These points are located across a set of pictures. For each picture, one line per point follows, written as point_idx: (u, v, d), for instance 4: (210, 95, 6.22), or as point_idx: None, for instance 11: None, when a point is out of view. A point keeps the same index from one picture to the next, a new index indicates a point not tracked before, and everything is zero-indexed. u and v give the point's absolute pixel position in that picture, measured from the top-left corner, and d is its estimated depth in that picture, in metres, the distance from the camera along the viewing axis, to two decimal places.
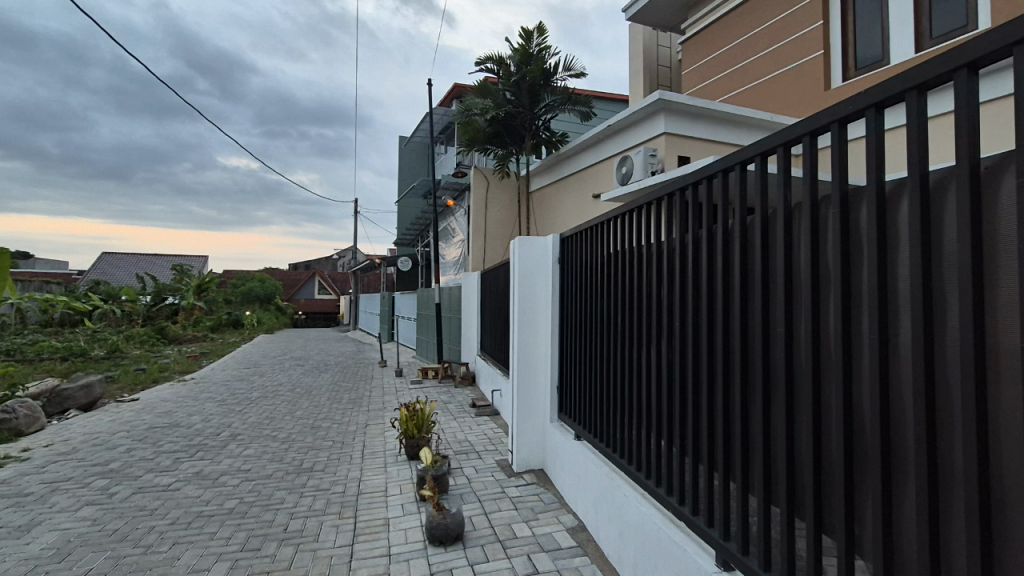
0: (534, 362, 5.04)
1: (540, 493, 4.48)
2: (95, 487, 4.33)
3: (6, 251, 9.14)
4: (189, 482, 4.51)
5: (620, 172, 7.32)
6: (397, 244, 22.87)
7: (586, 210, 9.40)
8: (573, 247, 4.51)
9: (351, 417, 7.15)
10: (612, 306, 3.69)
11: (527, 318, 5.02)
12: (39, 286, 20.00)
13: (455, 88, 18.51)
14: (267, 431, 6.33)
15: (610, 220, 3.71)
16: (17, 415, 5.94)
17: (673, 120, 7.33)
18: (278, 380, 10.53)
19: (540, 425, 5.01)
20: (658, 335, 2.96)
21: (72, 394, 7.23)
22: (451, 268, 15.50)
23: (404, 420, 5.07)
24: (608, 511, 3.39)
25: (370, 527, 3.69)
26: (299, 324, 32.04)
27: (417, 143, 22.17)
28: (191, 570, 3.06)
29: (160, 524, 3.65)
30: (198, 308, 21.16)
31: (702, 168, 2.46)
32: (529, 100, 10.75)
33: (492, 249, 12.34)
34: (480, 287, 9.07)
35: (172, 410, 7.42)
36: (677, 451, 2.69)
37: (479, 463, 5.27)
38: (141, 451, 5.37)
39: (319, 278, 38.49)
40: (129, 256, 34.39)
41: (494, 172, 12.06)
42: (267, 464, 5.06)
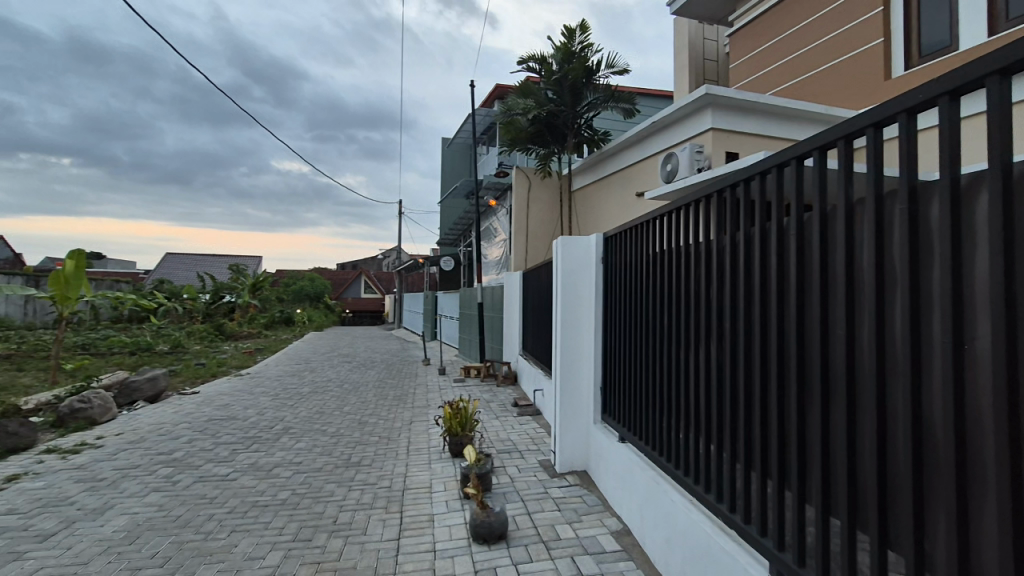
0: (578, 363, 5.00)
1: (584, 494, 4.44)
2: (160, 475, 4.58)
3: (83, 250, 9.93)
4: (245, 473, 4.72)
5: (664, 170, 7.19)
6: (441, 244, 23.28)
7: (630, 209, 9.27)
8: (618, 247, 4.43)
9: (397, 413, 7.31)
10: (657, 308, 3.60)
11: (571, 318, 4.99)
12: (110, 284, 21.40)
13: (498, 89, 18.63)
14: (317, 425, 6.56)
15: (656, 218, 3.63)
16: (93, 404, 6.36)
17: (720, 115, 7.11)
18: (327, 376, 10.88)
19: (584, 426, 4.96)
20: (706, 338, 2.87)
21: (139, 386, 7.67)
22: (494, 268, 15.60)
23: (447, 418, 5.15)
24: (654, 516, 3.32)
25: (415, 523, 3.74)
26: (347, 322, 33.15)
27: (461, 144, 22.46)
28: (247, 557, 3.20)
29: (219, 512, 3.83)
30: (253, 306, 22.12)
31: (753, 163, 2.36)
32: (572, 99, 10.67)
33: (534, 249, 12.32)
34: (522, 287, 9.07)
35: (230, 403, 7.77)
36: (728, 456, 2.60)
37: (521, 463, 5.26)
38: (202, 442, 5.66)
39: (366, 278, 39.58)
40: (191, 256, 36.42)
41: (536, 172, 12.05)
42: (317, 457, 5.24)
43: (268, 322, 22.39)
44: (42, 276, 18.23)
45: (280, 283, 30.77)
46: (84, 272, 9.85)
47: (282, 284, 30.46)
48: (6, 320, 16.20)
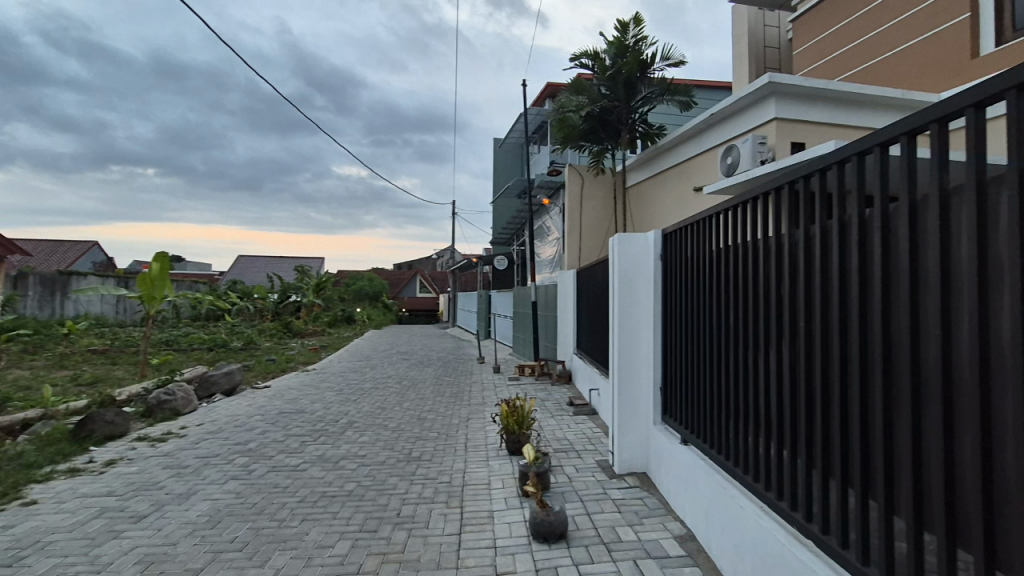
0: (635, 363, 4.89)
1: (644, 497, 4.33)
2: (236, 464, 4.86)
3: (166, 253, 10.71)
4: (314, 464, 4.93)
5: (724, 163, 6.92)
6: (494, 243, 23.52)
7: (688, 204, 8.99)
8: (679, 244, 4.27)
9: (454, 410, 7.44)
10: (722, 308, 3.45)
11: (629, 318, 4.88)
12: (190, 286, 22.97)
13: (550, 87, 18.60)
14: (379, 419, 6.78)
15: (719, 213, 3.48)
16: (176, 396, 6.84)
17: (785, 103, 6.75)
18: (387, 373, 11.22)
19: (643, 427, 4.84)
20: (778, 339, 2.71)
21: (217, 380, 8.19)
22: (547, 267, 15.57)
23: (504, 415, 5.18)
24: (721, 522, 3.19)
25: (476, 519, 3.79)
26: (404, 320, 34.20)
27: (512, 144, 22.57)
28: (318, 545, 3.33)
29: (291, 501, 4.03)
30: (317, 306, 23.03)
31: (830, 152, 2.19)
32: (626, 93, 10.46)
33: (588, 248, 12.18)
34: (576, 286, 8.99)
35: (298, 397, 8.15)
36: (803, 462, 2.45)
37: (579, 463, 5.21)
38: (274, 433, 5.96)
39: (421, 278, 40.56)
40: (260, 258, 38.61)
41: (589, 169, 11.92)
42: (380, 451, 5.41)
43: (331, 320, 23.31)
44: (131, 277, 19.80)
45: (341, 283, 32.05)
46: (168, 273, 10.62)
47: (342, 284, 31.73)
48: (102, 318, 17.70)
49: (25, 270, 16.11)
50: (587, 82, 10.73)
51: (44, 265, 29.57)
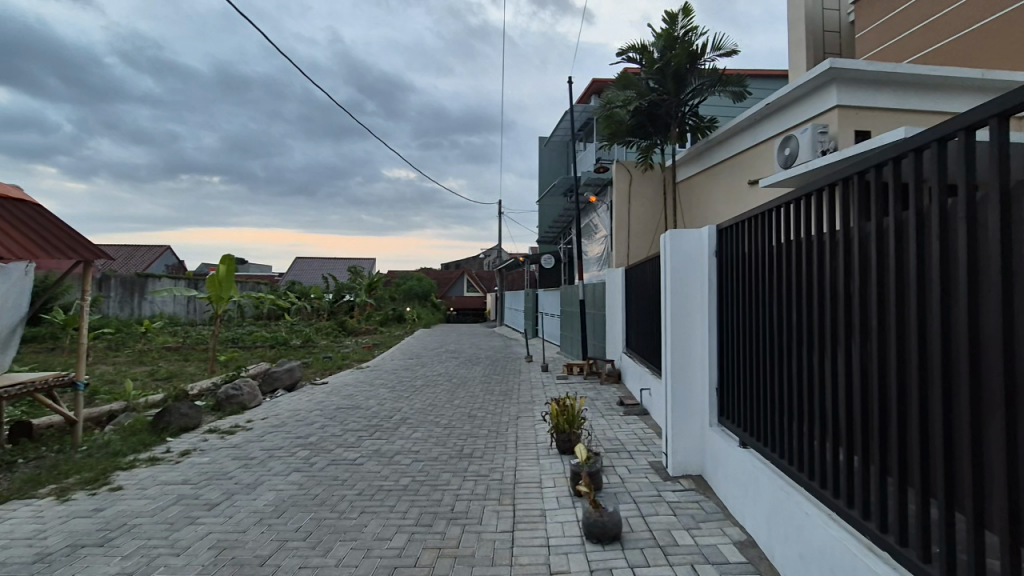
0: (689, 363, 4.74)
1: (700, 500, 4.21)
2: (298, 457, 5.07)
3: (232, 256, 11.31)
4: (370, 458, 5.08)
5: (781, 154, 6.61)
6: (541, 242, 23.51)
7: (743, 198, 8.67)
8: (736, 240, 4.10)
9: (504, 408, 7.49)
10: (784, 306, 3.29)
11: (682, 317, 4.74)
12: (252, 287, 24.13)
13: (595, 83, 18.38)
14: (431, 416, 6.91)
15: (780, 206, 3.31)
16: (243, 391, 7.21)
17: (849, 89, 6.38)
18: (437, 371, 11.42)
19: (698, 429, 4.69)
20: (846, 338, 2.55)
21: (279, 375, 8.59)
22: (594, 265, 15.41)
23: (554, 414, 5.16)
24: (785, 529, 3.05)
25: (528, 517, 3.79)
26: (452, 319, 34.78)
27: (558, 142, 22.46)
28: (377, 537, 3.43)
29: (349, 493, 4.17)
30: (369, 305, 23.64)
31: (905, 139, 2.04)
32: (675, 86, 10.20)
33: (636, 245, 11.98)
34: (625, 284, 8.83)
35: (353, 394, 8.42)
36: (877, 469, 2.29)
37: (631, 463, 5.13)
38: (332, 428, 6.19)
39: (469, 278, 41.04)
40: (315, 260, 40.21)
41: (637, 164, 11.67)
42: (433, 447, 5.51)
43: (383, 319, 23.93)
44: (200, 279, 20.98)
45: (391, 283, 32.86)
46: (234, 275, 11.21)
47: (393, 284, 32.53)
48: (174, 317, 18.86)
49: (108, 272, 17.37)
50: (634, 76, 10.47)
51: (124, 268, 31.84)
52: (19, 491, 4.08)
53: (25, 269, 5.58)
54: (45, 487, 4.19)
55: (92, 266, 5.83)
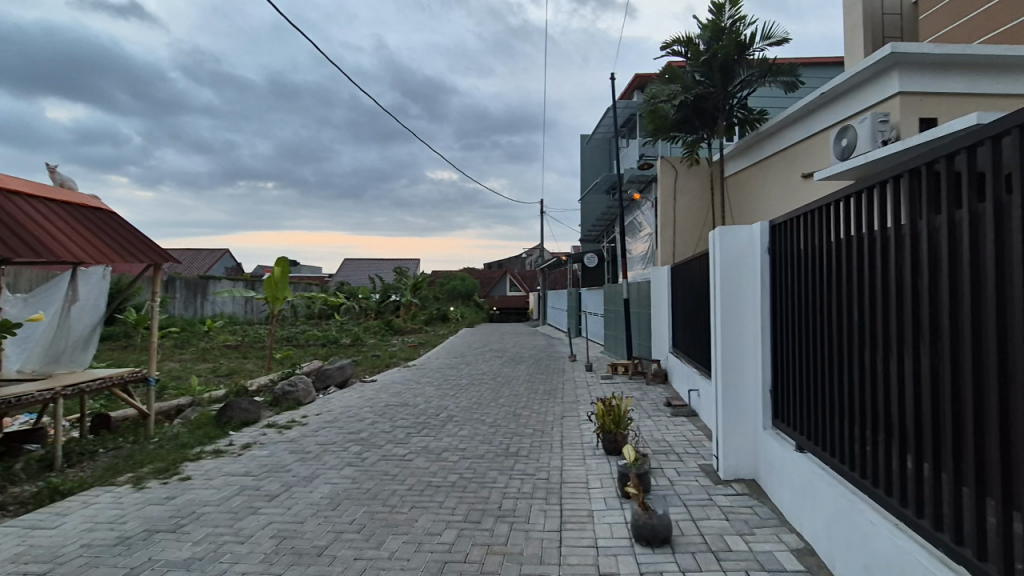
0: (741, 363, 4.59)
1: (754, 505, 4.07)
2: (351, 452, 5.24)
3: (286, 258, 11.78)
4: (419, 454, 5.19)
5: (838, 145, 6.30)
6: (583, 240, 23.33)
7: (796, 193, 8.33)
8: (790, 236, 3.95)
9: (549, 407, 7.49)
10: (843, 305, 3.13)
11: (733, 316, 4.59)
12: (304, 287, 25.06)
13: (638, 79, 18.07)
14: (477, 414, 6.98)
15: (839, 201, 3.16)
16: (298, 388, 7.50)
17: (912, 75, 6.02)
18: (481, 370, 11.53)
19: (751, 432, 4.54)
20: (914, 339, 2.40)
21: (331, 372, 8.90)
22: (638, 263, 15.16)
23: (600, 414, 5.13)
24: (848, 538, 2.91)
25: (576, 517, 3.78)
26: (495, 319, 35.03)
27: (600, 139, 22.24)
28: (427, 532, 3.50)
29: (400, 488, 4.27)
30: (415, 304, 24.10)
31: (982, 125, 1.90)
32: (722, 78, 9.90)
33: (682, 243, 11.70)
34: (671, 282, 8.65)
35: (402, 391, 8.61)
36: (949, 478, 2.14)
37: (681, 466, 5.03)
38: (382, 424, 6.36)
39: (511, 277, 41.17)
40: (363, 261, 41.38)
41: (683, 159, 11.40)
42: (479, 445, 5.57)
43: (428, 318, 24.37)
44: (256, 280, 21.99)
45: (435, 283, 33.39)
46: (288, 276, 11.66)
47: (437, 284, 33.05)
48: (233, 317, 19.85)
49: (174, 274, 18.44)
50: (680, 70, 10.24)
51: (187, 271, 33.74)
52: (100, 478, 4.40)
53: (104, 274, 6.00)
54: (123, 475, 4.50)
55: (160, 269, 6.17)
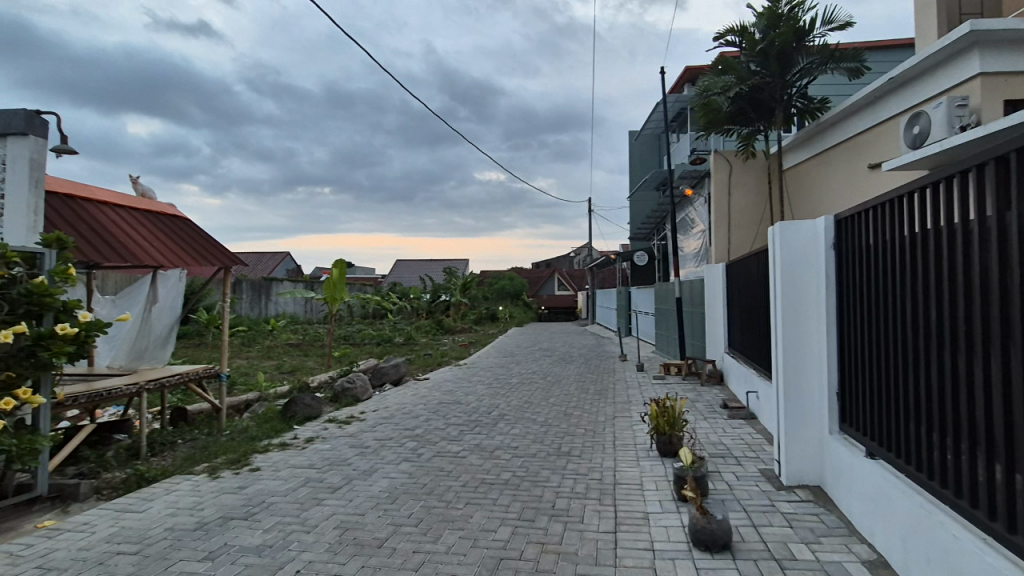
0: (804, 365, 4.39)
1: (820, 513, 3.89)
2: (407, 447, 5.39)
3: (343, 260, 12.21)
4: (472, 452, 5.27)
5: (909, 133, 5.90)
6: (633, 238, 22.95)
7: (863, 185, 7.88)
8: (857, 230, 3.75)
9: (600, 407, 7.42)
10: (918, 302, 2.94)
11: (796, 316, 4.39)
12: (360, 287, 25.98)
13: (688, 71, 17.60)
14: (528, 413, 7.01)
15: (913, 192, 2.96)
16: (356, 384, 7.78)
17: (994, 55, 5.56)
18: (531, 369, 11.55)
19: (815, 437, 4.33)
20: (1003, 339, 2.21)
21: (387, 370, 9.18)
22: (691, 261, 14.76)
23: (654, 416, 5.03)
24: (927, 551, 2.73)
25: (630, 519, 3.73)
26: (544, 318, 35.01)
27: (649, 135, 21.82)
28: (482, 528, 3.55)
29: (455, 484, 4.36)
30: (464, 304, 24.43)
31: None
32: (780, 67, 9.47)
33: (738, 239, 11.29)
34: (727, 280, 8.37)
35: (454, 389, 8.77)
36: None
37: (739, 470, 4.87)
38: (436, 421, 6.50)
39: (559, 277, 41.03)
40: (414, 262, 42.39)
41: (738, 152, 11.00)
42: (531, 443, 5.60)
43: (477, 317, 24.66)
44: (316, 281, 22.98)
45: (485, 283, 33.77)
46: (345, 277, 12.09)
47: (486, 284, 33.41)
48: (294, 317, 20.82)
49: (240, 277, 19.51)
50: (734, 60, 9.86)
51: (252, 273, 35.62)
52: (180, 467, 4.72)
53: (180, 276, 6.42)
54: (200, 465, 4.82)
55: (229, 271, 6.50)
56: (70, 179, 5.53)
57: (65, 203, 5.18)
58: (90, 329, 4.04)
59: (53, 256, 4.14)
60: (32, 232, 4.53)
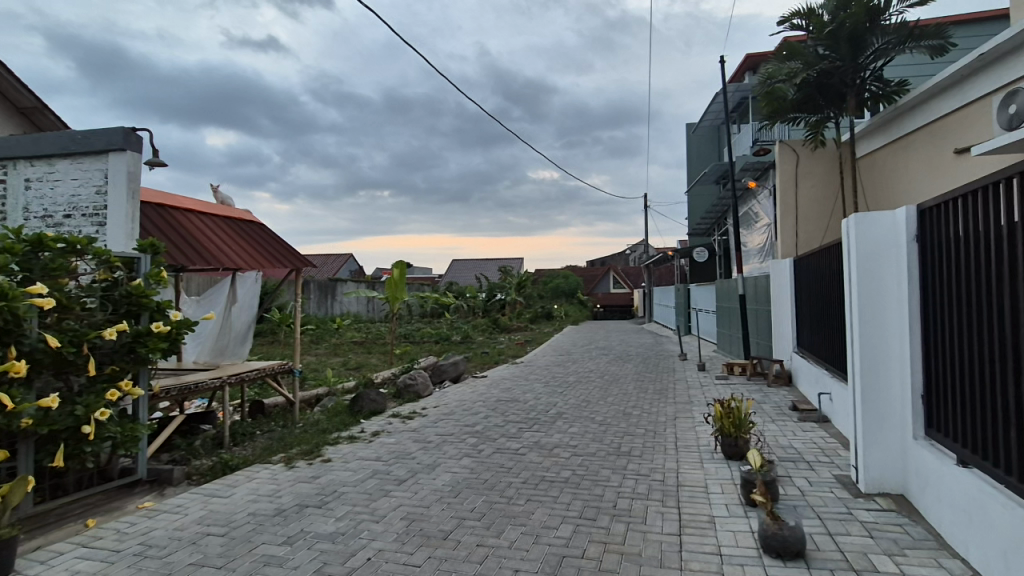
0: (884, 365, 4.10)
1: (904, 524, 3.64)
2: (468, 443, 5.50)
3: (402, 261, 12.58)
4: (532, 449, 5.30)
5: (1004, 113, 5.38)
6: (692, 234, 22.26)
7: (949, 172, 7.28)
8: (943, 221, 3.47)
9: (660, 407, 7.27)
10: (1016, 299, 2.69)
11: (874, 313, 4.12)
12: (417, 287, 26.71)
13: (750, 59, 16.85)
14: (586, 412, 6.95)
15: (1008, 179, 2.71)
16: (417, 381, 7.99)
17: None
18: (588, 367, 11.46)
19: (897, 441, 4.06)
20: None
21: (446, 368, 9.37)
22: (755, 257, 14.15)
23: (718, 417, 4.88)
24: None
25: (695, 522, 3.64)
26: (599, 316, 34.53)
27: (707, 128, 21.11)
28: (544, 525, 3.57)
29: (516, 481, 4.40)
30: (519, 303, 24.57)
31: None
32: (852, 50, 8.90)
33: (806, 233, 10.71)
34: (795, 276, 7.97)
35: (512, 387, 8.84)
36: None
37: (812, 475, 4.63)
38: (495, 418, 6.58)
39: (614, 274, 40.38)
40: (469, 262, 43.07)
41: (805, 142, 10.43)
42: (591, 442, 5.56)
43: (533, 316, 24.74)
44: (377, 282, 23.84)
45: (539, 282, 33.80)
46: (405, 277, 12.46)
47: (541, 283, 33.41)
48: (357, 317, 21.69)
49: (308, 277, 20.51)
50: (801, 44, 9.34)
51: (318, 275, 37.36)
52: (259, 456, 5.04)
53: (257, 278, 6.85)
54: (277, 455, 5.13)
55: (300, 272, 6.85)
56: (161, 189, 6.02)
57: (156, 211, 5.65)
58: (180, 327, 4.37)
59: (148, 261, 4.50)
60: (130, 240, 4.98)
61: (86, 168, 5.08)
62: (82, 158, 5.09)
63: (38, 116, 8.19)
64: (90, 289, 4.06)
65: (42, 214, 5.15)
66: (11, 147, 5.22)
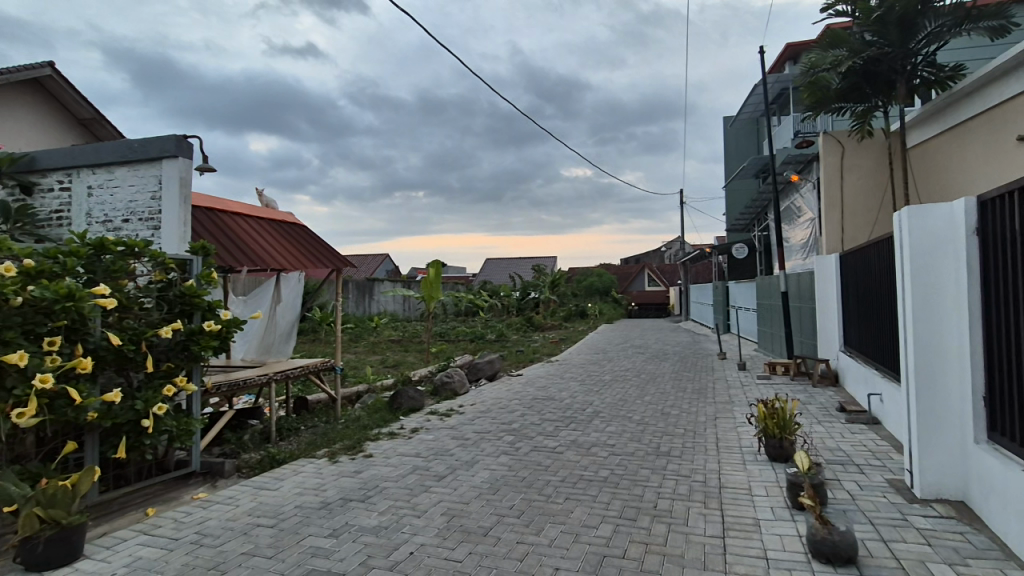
0: (942, 365, 3.90)
1: (965, 532, 3.46)
2: (505, 440, 5.53)
3: (437, 261, 12.70)
4: (569, 448, 5.28)
5: None
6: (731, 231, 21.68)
7: (1012, 160, 6.87)
8: (1006, 213, 3.27)
9: (699, 407, 7.12)
10: None
11: (930, 312, 3.92)
12: (452, 286, 26.99)
13: (790, 49, 16.27)
14: (623, 411, 6.87)
15: None
16: (453, 379, 8.07)
17: None
18: (624, 366, 11.32)
19: (956, 445, 3.86)
20: None
21: (482, 366, 9.43)
22: (798, 252, 13.69)
23: (762, 417, 4.76)
24: None
25: (740, 525, 3.55)
26: (635, 314, 33.98)
27: (745, 122, 20.51)
28: (584, 524, 3.56)
29: (554, 479, 4.40)
30: (553, 302, 24.48)
31: None
32: (902, 35, 8.49)
33: (853, 227, 10.26)
34: (841, 272, 7.67)
35: (547, 386, 8.81)
36: None
37: (863, 479, 4.45)
38: (531, 416, 6.58)
39: (650, 272, 39.71)
40: (502, 261, 43.21)
41: (851, 133, 10.01)
42: (629, 442, 5.49)
43: (566, 314, 24.61)
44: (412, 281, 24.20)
45: (573, 281, 33.59)
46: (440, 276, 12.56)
47: (575, 282, 33.22)
48: (394, 316, 22.08)
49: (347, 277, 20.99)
50: (846, 31, 8.90)
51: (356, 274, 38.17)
52: (304, 451, 5.21)
53: (299, 278, 7.08)
54: (321, 450, 5.28)
55: (339, 272, 7.02)
56: (210, 194, 6.28)
57: (206, 215, 5.90)
58: (230, 326, 4.54)
59: (199, 262, 4.71)
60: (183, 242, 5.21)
61: (141, 174, 5.34)
62: (138, 166, 5.36)
63: (98, 126, 8.67)
64: (147, 290, 4.27)
65: (103, 219, 5.45)
66: (74, 157, 5.54)
